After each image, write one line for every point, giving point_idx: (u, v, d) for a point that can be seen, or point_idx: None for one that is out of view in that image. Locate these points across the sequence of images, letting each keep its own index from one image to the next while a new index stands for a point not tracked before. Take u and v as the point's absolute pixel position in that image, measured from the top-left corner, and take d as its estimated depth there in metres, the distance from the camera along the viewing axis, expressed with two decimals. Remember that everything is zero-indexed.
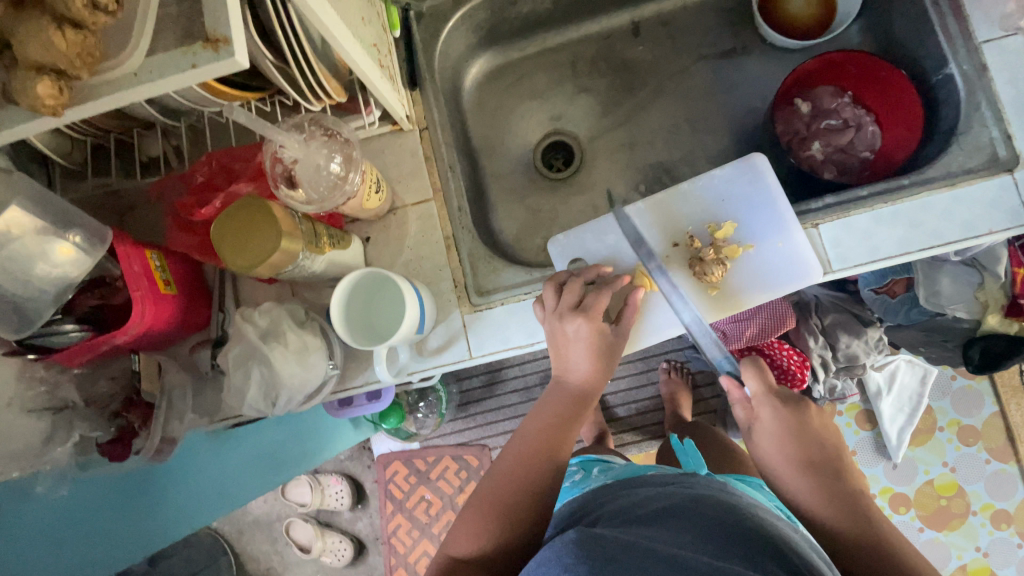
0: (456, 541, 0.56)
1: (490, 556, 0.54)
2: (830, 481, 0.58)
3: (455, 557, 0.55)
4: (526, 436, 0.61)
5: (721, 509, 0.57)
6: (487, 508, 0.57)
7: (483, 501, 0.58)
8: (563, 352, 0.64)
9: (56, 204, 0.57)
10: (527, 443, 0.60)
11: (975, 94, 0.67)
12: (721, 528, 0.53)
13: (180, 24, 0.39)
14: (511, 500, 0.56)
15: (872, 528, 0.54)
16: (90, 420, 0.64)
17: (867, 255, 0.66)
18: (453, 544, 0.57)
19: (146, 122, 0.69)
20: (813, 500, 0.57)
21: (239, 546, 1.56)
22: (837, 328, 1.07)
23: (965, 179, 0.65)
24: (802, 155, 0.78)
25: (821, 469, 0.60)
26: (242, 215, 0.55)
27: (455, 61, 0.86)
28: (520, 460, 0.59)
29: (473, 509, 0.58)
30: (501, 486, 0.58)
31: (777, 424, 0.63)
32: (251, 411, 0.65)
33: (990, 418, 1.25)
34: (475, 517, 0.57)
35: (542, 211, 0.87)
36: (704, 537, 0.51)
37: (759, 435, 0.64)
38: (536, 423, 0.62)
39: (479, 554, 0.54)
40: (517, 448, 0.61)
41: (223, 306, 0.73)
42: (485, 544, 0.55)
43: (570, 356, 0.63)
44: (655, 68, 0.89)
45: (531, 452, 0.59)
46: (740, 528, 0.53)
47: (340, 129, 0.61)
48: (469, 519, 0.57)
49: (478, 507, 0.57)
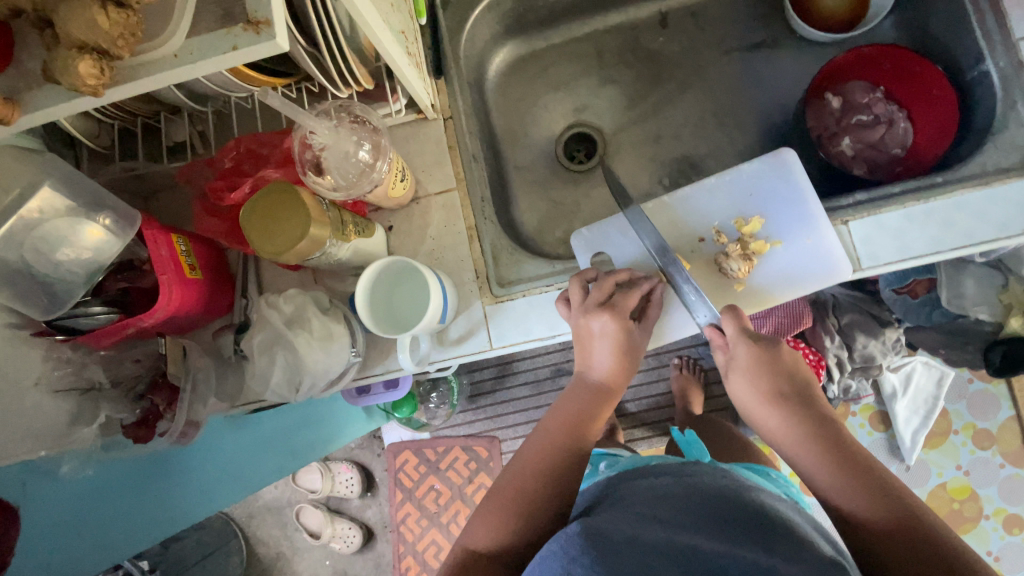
0: (472, 534, 0.56)
1: (509, 548, 0.54)
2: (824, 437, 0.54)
3: (472, 548, 0.55)
4: (545, 428, 0.61)
5: (733, 501, 0.56)
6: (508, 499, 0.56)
7: (501, 492, 0.57)
8: (586, 350, 0.64)
9: (86, 186, 0.57)
10: (548, 433, 0.60)
11: (1012, 92, 0.66)
12: (734, 519, 0.53)
13: (219, 6, 0.39)
14: (532, 491, 0.56)
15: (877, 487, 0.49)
16: (116, 402, 0.65)
17: (899, 253, 0.65)
18: (469, 536, 0.56)
19: (172, 106, 0.69)
20: (824, 474, 0.51)
21: (250, 529, 1.58)
22: (854, 327, 1.07)
23: (999, 179, 0.64)
24: (832, 150, 0.76)
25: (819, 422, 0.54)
26: (272, 198, 0.55)
27: (480, 50, 0.85)
28: (539, 450, 0.59)
29: (491, 501, 0.57)
30: (520, 476, 0.57)
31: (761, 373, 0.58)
32: (273, 397, 0.66)
33: (1007, 422, 1.24)
34: (491, 511, 0.56)
35: (563, 204, 0.86)
36: (713, 527, 0.51)
37: (754, 408, 0.59)
38: (557, 414, 0.62)
39: (497, 547, 0.54)
40: (537, 440, 0.60)
41: (245, 292, 0.74)
42: (503, 536, 0.54)
43: (593, 355, 0.63)
44: (681, 60, 0.88)
45: (550, 443, 0.59)
46: (756, 520, 0.53)
47: (368, 117, 0.61)
48: (486, 512, 0.57)
49: (496, 498, 0.57)
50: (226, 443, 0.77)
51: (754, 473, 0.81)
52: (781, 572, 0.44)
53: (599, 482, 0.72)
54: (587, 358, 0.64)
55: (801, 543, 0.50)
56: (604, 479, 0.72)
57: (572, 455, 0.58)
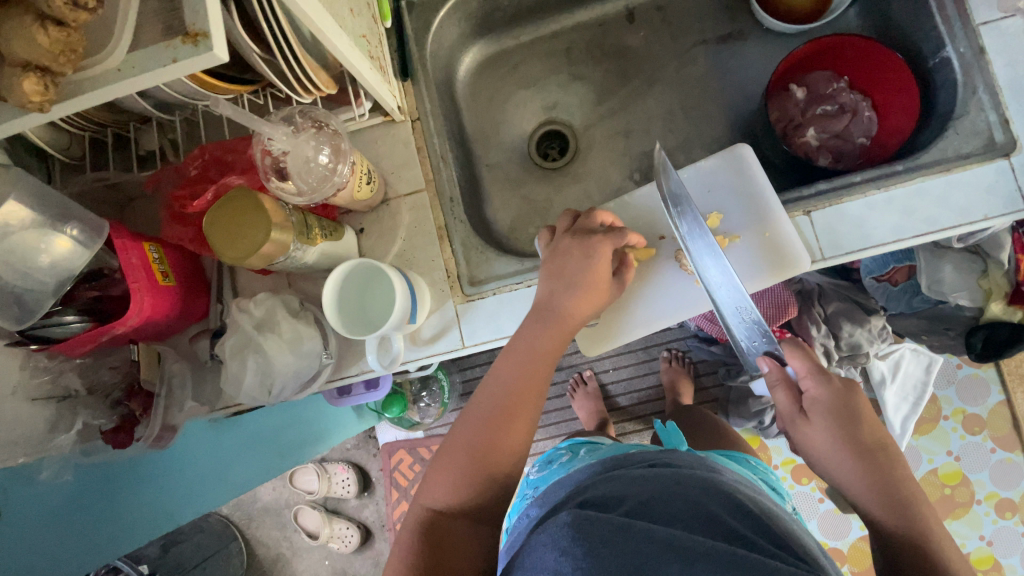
0: (432, 494, 0.56)
1: (468, 504, 0.55)
2: (852, 433, 0.60)
3: (432, 509, 0.55)
4: (505, 384, 0.60)
5: (706, 491, 0.60)
6: (476, 463, 0.56)
7: (463, 450, 0.57)
8: (566, 274, 0.63)
9: (55, 198, 0.59)
10: (514, 385, 0.60)
11: (972, 77, 0.66)
12: (706, 509, 0.56)
13: (160, 18, 0.40)
14: (501, 455, 0.56)
15: (898, 492, 0.58)
16: (94, 408, 0.67)
17: (860, 242, 0.65)
18: (429, 496, 0.56)
19: (141, 116, 0.70)
20: (863, 485, 0.59)
21: (250, 531, 1.60)
22: (840, 316, 1.06)
23: (960, 165, 0.64)
24: (796, 142, 0.79)
25: (849, 426, 0.61)
26: (236, 206, 0.56)
27: (448, 51, 0.86)
28: (510, 410, 0.59)
29: (450, 458, 0.57)
30: (488, 437, 0.57)
31: (829, 403, 0.62)
32: (247, 400, 0.67)
33: (997, 407, 1.24)
34: (452, 470, 0.56)
35: (536, 201, 0.87)
36: (693, 521, 0.54)
37: (798, 421, 0.64)
38: (513, 371, 0.61)
39: (458, 504, 0.55)
40: (501, 390, 0.60)
41: (221, 297, 0.75)
42: (466, 489, 0.55)
43: (564, 284, 0.62)
44: (649, 56, 0.88)
45: (522, 408, 0.59)
46: (726, 510, 0.57)
47: (328, 121, 0.62)
48: (448, 470, 0.56)
49: (461, 457, 0.56)
50: (208, 445, 0.78)
51: (727, 461, 0.83)
52: (749, 562, 0.47)
53: (587, 467, 0.74)
54: (550, 289, 0.63)
55: (767, 534, 0.55)
56: (588, 466, 0.74)
57: (533, 418, 0.60)
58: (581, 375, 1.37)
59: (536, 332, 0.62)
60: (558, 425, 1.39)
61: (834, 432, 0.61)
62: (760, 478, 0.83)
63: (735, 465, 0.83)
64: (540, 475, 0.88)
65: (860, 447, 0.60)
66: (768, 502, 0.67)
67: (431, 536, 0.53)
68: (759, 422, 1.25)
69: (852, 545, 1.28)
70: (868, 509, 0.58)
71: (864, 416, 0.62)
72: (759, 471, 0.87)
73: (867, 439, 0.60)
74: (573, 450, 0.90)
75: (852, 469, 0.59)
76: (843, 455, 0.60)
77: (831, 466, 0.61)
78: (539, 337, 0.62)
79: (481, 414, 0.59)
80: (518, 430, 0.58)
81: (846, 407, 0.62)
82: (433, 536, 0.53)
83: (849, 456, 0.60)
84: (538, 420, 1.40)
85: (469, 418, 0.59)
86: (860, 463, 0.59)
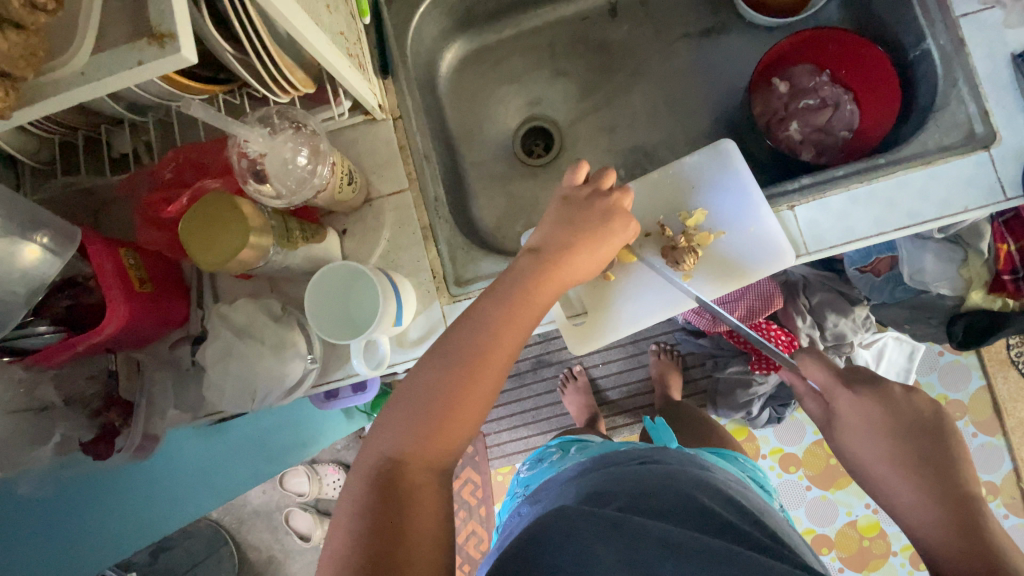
0: (390, 440, 0.52)
1: (432, 458, 0.52)
2: (900, 441, 0.54)
3: (390, 459, 0.51)
4: (475, 341, 0.55)
5: (697, 486, 0.60)
6: (435, 422, 0.52)
7: (425, 399, 0.53)
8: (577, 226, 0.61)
9: (24, 206, 0.57)
10: (479, 342, 0.55)
11: (952, 69, 0.66)
12: (697, 503, 0.56)
13: (127, 20, 0.38)
14: (465, 405, 0.53)
15: (956, 501, 0.49)
16: (72, 420, 0.64)
17: (844, 236, 0.65)
18: (387, 443, 0.52)
19: (113, 118, 0.69)
20: (915, 499, 0.50)
21: (241, 535, 1.58)
22: (824, 307, 1.09)
23: (941, 157, 0.64)
24: (779, 136, 0.79)
25: (902, 434, 0.54)
26: (211, 209, 0.55)
27: (429, 48, 0.84)
28: (472, 364, 0.54)
29: (408, 406, 0.53)
30: (453, 385, 0.53)
31: (869, 417, 0.56)
32: (231, 408, 0.66)
33: (978, 392, 1.26)
34: (413, 421, 0.52)
35: (521, 198, 0.87)
36: (686, 516, 0.54)
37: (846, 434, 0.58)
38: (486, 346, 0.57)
39: (418, 456, 0.51)
40: (464, 345, 0.55)
41: (202, 303, 0.74)
42: (425, 446, 0.52)
43: (575, 239, 0.60)
44: (632, 50, 0.88)
45: (489, 357, 0.54)
46: (718, 505, 0.57)
47: (307, 122, 0.61)
48: (407, 419, 0.53)
49: (418, 412, 0.53)
50: (194, 451, 0.77)
51: (716, 459, 0.83)
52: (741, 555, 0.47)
53: (577, 465, 0.74)
54: (555, 236, 0.61)
55: (758, 528, 0.55)
56: (577, 465, 0.74)
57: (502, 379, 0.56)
58: (571, 371, 1.37)
59: (505, 292, 0.57)
60: (549, 421, 1.39)
61: (864, 431, 0.56)
62: (748, 475, 0.83)
63: (723, 462, 0.83)
64: (530, 474, 0.88)
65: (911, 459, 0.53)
66: (758, 499, 0.67)
67: (385, 493, 0.49)
68: (747, 413, 1.26)
69: (840, 530, 1.30)
70: (919, 526, 0.50)
71: (912, 417, 0.54)
72: (747, 468, 0.87)
73: (934, 453, 0.52)
74: (563, 448, 0.90)
75: (901, 483, 0.52)
76: (885, 464, 0.54)
77: (876, 478, 0.54)
78: (506, 306, 0.56)
79: (445, 361, 0.54)
80: (479, 390, 0.54)
81: (899, 410, 0.56)
82: (387, 493, 0.49)
83: (892, 466, 0.53)
84: (529, 416, 1.40)
85: (430, 363, 0.55)
86: (911, 478, 0.51)
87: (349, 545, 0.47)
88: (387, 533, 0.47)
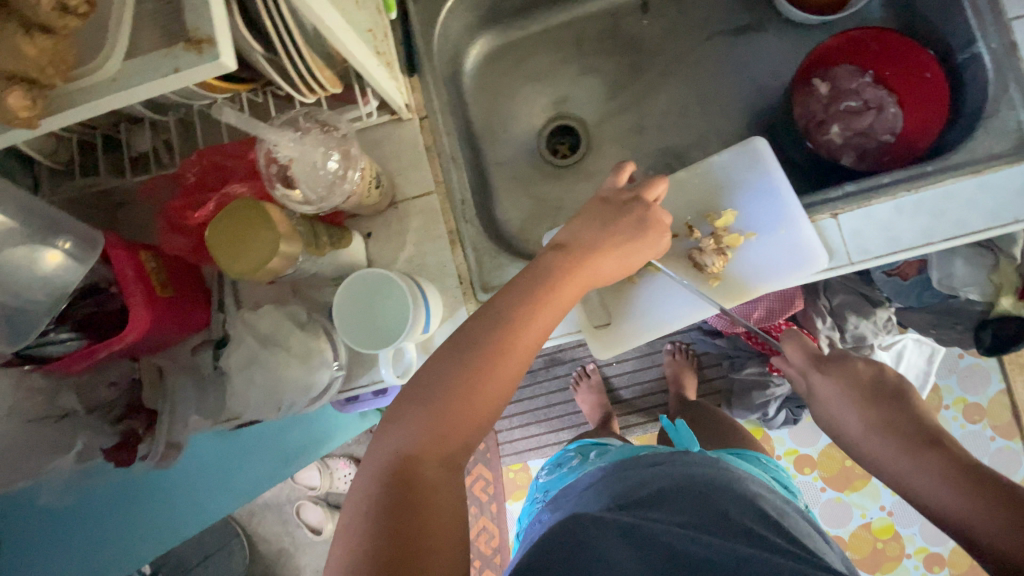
0: (404, 436, 0.49)
1: (447, 454, 0.50)
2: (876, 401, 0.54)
3: (404, 456, 0.48)
4: (501, 344, 0.53)
5: (724, 493, 0.58)
6: (456, 416, 0.50)
7: (442, 397, 0.51)
8: (609, 232, 0.59)
9: (45, 210, 0.55)
10: (505, 350, 0.52)
11: (1004, 73, 0.64)
12: (725, 512, 0.54)
13: (160, 25, 0.36)
14: (481, 400, 0.51)
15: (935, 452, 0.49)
16: (94, 428, 0.62)
17: (888, 246, 0.63)
18: (401, 439, 0.49)
19: (132, 117, 0.67)
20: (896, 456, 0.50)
21: (252, 527, 1.57)
22: (846, 308, 1.05)
23: (991, 166, 0.62)
24: (819, 139, 0.75)
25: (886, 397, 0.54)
26: (241, 215, 0.53)
27: (454, 43, 0.82)
28: (495, 357, 0.52)
29: (420, 400, 0.51)
30: (471, 380, 0.51)
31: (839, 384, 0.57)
32: (255, 416, 0.65)
33: (998, 396, 1.24)
34: (427, 417, 0.50)
35: (547, 200, 0.84)
36: (717, 524, 0.51)
37: (829, 404, 0.58)
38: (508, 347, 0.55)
39: (435, 454, 0.49)
40: (494, 351, 0.52)
41: (223, 307, 0.71)
42: (442, 445, 0.49)
43: (607, 241, 0.58)
44: (663, 47, 0.85)
45: (513, 353, 0.53)
46: (745, 514, 0.55)
47: (336, 124, 0.59)
48: (420, 415, 0.50)
49: (435, 407, 0.50)
50: (211, 457, 0.75)
51: (741, 461, 0.81)
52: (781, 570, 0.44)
53: (598, 471, 0.71)
54: (587, 234, 0.59)
55: (787, 535, 0.53)
56: (597, 470, 0.72)
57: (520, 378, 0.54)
58: (585, 369, 1.36)
59: (536, 292, 0.55)
60: (562, 419, 1.38)
61: (844, 400, 0.56)
62: (771, 477, 0.82)
63: (746, 463, 0.82)
64: (550, 479, 0.87)
65: (903, 424, 0.52)
66: (783, 503, 0.65)
67: (402, 490, 0.47)
68: (763, 414, 1.24)
69: (853, 532, 1.29)
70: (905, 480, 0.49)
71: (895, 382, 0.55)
72: (769, 469, 0.86)
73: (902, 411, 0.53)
74: (583, 453, 0.89)
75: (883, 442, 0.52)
76: (880, 434, 0.52)
77: (858, 447, 0.54)
78: (541, 314, 0.54)
79: (475, 375, 0.51)
80: (504, 387, 0.52)
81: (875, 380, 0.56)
82: (402, 490, 0.47)
83: (882, 433, 0.52)
84: (542, 414, 1.39)
85: (458, 353, 0.52)
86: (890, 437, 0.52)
87: (361, 542, 0.44)
88: (408, 533, 0.44)
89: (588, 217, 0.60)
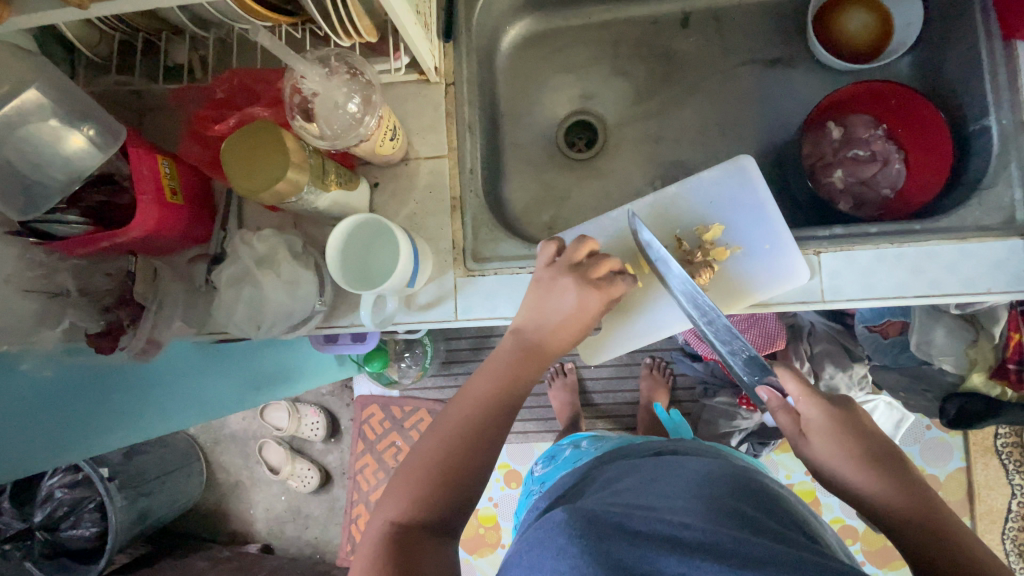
0: (394, 506, 0.48)
1: (434, 517, 0.47)
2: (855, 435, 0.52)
3: (397, 523, 0.47)
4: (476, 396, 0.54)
5: (709, 477, 0.56)
6: (445, 471, 0.49)
7: (431, 461, 0.50)
8: (558, 291, 0.59)
9: (77, 96, 0.59)
10: (505, 368, 0.56)
11: (1008, 151, 0.66)
12: (717, 502, 0.50)
13: None
14: (466, 458, 0.50)
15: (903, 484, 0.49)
16: (82, 310, 0.66)
17: (862, 292, 0.65)
18: (391, 509, 0.48)
19: (174, 27, 0.69)
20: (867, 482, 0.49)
21: (214, 455, 1.60)
22: (825, 357, 1.08)
23: (976, 236, 0.64)
24: (821, 180, 0.79)
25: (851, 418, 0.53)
26: (255, 137, 0.56)
27: (496, 19, 0.84)
28: (476, 419, 0.53)
29: (410, 472, 0.50)
30: (460, 443, 0.51)
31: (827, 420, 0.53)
32: (236, 330, 0.67)
33: (955, 472, 1.27)
34: (412, 486, 0.49)
35: (554, 188, 0.87)
36: (696, 500, 0.50)
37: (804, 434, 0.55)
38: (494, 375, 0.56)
39: (425, 515, 0.47)
40: (482, 387, 0.55)
41: (225, 225, 0.76)
42: (431, 504, 0.48)
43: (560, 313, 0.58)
44: (695, 64, 0.87)
45: (495, 395, 0.54)
46: (736, 502, 0.51)
47: (364, 70, 0.61)
48: (408, 485, 0.49)
49: (430, 470, 0.49)
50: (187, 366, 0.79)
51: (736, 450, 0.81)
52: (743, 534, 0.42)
53: (586, 466, 0.73)
54: (554, 297, 0.59)
55: (789, 529, 0.49)
56: (588, 464, 0.74)
57: (506, 425, 0.53)
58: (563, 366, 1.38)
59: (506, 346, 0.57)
60: (531, 409, 1.41)
61: (827, 427, 0.53)
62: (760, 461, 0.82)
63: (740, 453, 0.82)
64: (545, 472, 0.89)
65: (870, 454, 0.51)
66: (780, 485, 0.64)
67: (397, 552, 0.44)
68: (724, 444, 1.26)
69: None
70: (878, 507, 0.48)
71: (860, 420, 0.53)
72: None
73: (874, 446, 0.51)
74: (576, 444, 0.93)
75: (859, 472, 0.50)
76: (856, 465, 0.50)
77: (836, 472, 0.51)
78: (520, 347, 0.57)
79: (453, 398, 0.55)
80: (485, 419, 0.52)
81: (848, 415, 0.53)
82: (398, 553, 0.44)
83: (857, 463, 0.50)
84: None
85: (456, 405, 0.54)
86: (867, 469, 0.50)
87: None
88: None
89: (543, 285, 0.60)
